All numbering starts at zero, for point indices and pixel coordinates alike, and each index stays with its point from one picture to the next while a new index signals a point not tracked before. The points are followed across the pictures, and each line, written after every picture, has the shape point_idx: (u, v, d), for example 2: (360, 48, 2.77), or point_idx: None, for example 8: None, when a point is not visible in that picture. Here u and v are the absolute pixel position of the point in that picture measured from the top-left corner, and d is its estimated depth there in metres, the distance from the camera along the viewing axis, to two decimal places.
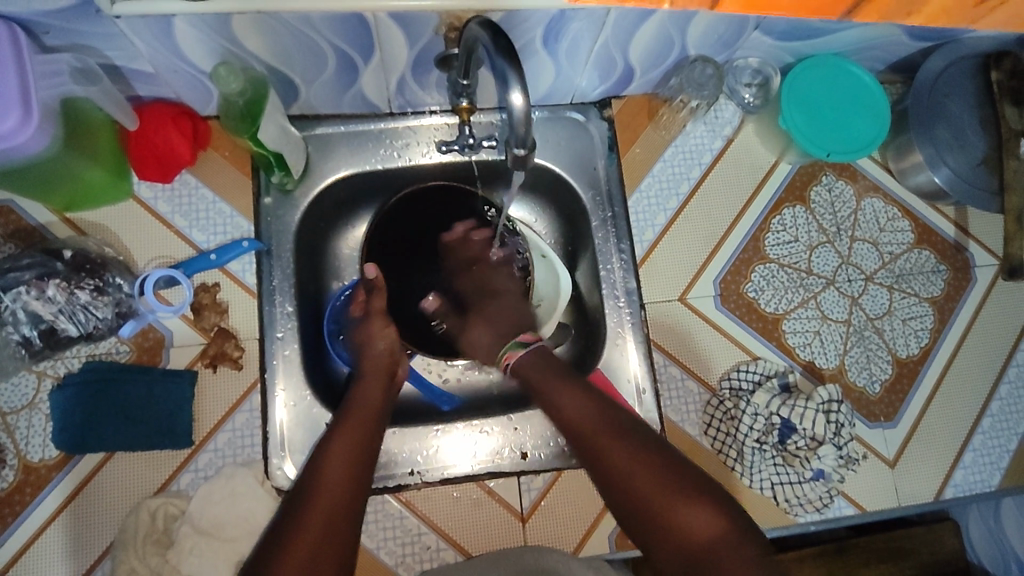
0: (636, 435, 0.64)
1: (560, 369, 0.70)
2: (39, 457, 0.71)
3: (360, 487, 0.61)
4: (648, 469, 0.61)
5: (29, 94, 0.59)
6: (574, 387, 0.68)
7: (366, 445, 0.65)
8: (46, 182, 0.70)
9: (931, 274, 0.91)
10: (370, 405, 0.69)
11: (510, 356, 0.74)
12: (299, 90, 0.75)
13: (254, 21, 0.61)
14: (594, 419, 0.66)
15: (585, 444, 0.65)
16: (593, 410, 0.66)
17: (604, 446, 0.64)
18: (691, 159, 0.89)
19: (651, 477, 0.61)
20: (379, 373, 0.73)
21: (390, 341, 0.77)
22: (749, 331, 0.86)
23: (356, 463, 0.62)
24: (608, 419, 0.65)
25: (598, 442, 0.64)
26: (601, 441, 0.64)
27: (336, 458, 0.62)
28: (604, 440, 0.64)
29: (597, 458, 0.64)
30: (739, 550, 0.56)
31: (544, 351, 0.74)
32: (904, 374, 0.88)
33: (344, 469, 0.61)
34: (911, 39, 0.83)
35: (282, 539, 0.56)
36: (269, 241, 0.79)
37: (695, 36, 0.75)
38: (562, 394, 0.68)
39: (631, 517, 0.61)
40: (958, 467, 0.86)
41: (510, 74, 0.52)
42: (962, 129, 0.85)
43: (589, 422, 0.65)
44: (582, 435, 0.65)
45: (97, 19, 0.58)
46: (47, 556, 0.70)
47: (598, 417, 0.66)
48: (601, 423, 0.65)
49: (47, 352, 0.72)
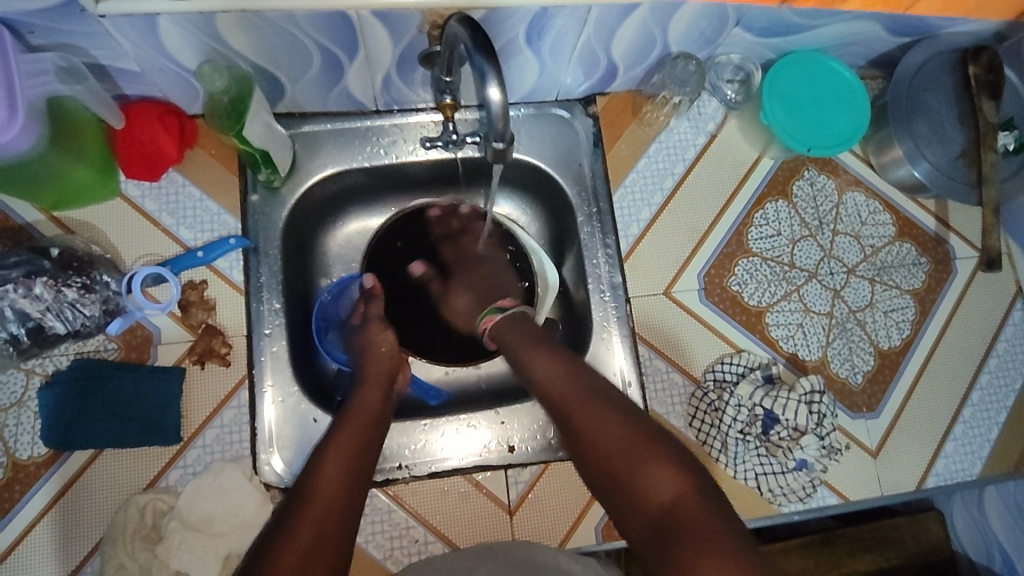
0: (605, 401, 0.65)
1: (538, 336, 0.73)
2: (27, 454, 0.72)
3: (357, 487, 0.62)
4: (614, 431, 0.62)
5: (15, 95, 0.60)
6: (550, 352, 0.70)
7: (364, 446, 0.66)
8: (32, 180, 0.70)
9: (912, 266, 0.92)
10: (370, 410, 0.70)
11: (488, 321, 0.79)
12: (285, 88, 0.76)
13: (238, 19, 0.61)
14: (565, 382, 0.67)
15: (557, 408, 0.66)
16: (567, 374, 0.68)
17: (574, 410, 0.65)
18: (675, 154, 0.90)
19: (617, 439, 0.61)
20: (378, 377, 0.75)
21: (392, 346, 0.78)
22: (734, 324, 0.87)
23: (357, 462, 0.64)
24: (581, 382, 0.67)
25: (568, 406, 0.66)
26: (570, 404, 0.65)
27: (334, 461, 0.63)
28: (575, 404, 0.65)
29: (568, 422, 0.65)
30: (700, 510, 0.56)
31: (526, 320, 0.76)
32: (886, 365, 0.89)
33: (339, 471, 0.62)
34: (890, 35, 0.84)
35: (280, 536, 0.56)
36: (256, 238, 0.79)
37: (676, 33, 0.77)
38: (538, 358, 0.70)
39: (599, 477, 0.62)
40: (940, 457, 0.87)
41: (489, 71, 0.53)
42: (941, 124, 0.86)
43: (560, 387, 0.67)
44: (553, 397, 0.67)
45: (81, 19, 0.59)
46: (37, 552, 0.70)
47: (570, 380, 0.67)
48: (573, 386, 0.67)
49: (35, 350, 0.73)
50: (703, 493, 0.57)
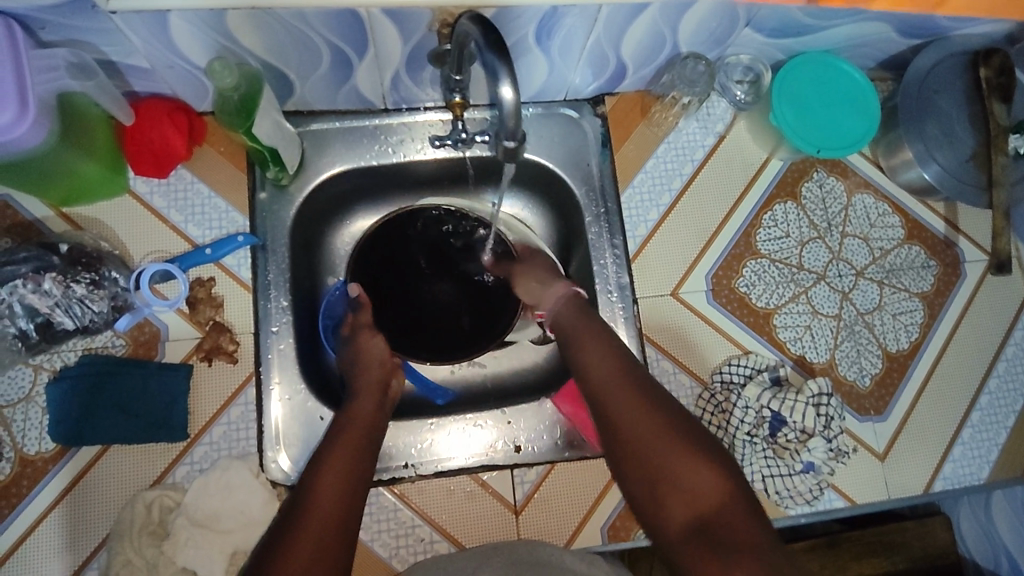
0: (654, 395, 0.65)
1: (591, 323, 0.73)
2: (35, 449, 0.72)
3: (355, 492, 0.62)
4: (660, 426, 0.62)
5: (26, 90, 0.60)
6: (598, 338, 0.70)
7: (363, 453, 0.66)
8: (42, 176, 0.70)
9: (921, 269, 0.92)
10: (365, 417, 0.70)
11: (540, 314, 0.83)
12: (294, 86, 0.76)
13: (248, 16, 0.61)
14: (613, 371, 0.67)
15: (601, 395, 0.66)
16: (614, 362, 0.68)
17: (619, 399, 0.65)
18: (683, 155, 0.90)
19: (665, 434, 0.62)
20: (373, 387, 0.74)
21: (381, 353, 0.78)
22: (742, 326, 0.87)
23: (356, 469, 0.64)
24: (630, 372, 0.67)
25: (614, 393, 0.65)
26: (619, 393, 0.65)
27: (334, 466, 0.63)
28: (625, 394, 0.65)
29: (610, 410, 0.65)
30: (740, 515, 0.57)
31: (579, 305, 0.76)
32: (894, 368, 0.89)
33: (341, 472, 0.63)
34: (901, 36, 0.83)
35: (280, 543, 0.57)
36: (264, 236, 0.79)
37: (686, 33, 0.76)
38: (590, 344, 0.70)
39: (633, 466, 0.62)
40: (948, 460, 0.87)
41: (501, 69, 0.52)
42: (951, 126, 0.86)
43: (610, 376, 0.67)
44: (597, 382, 0.67)
45: (92, 15, 0.59)
46: (45, 547, 0.70)
47: (619, 369, 0.67)
48: (623, 376, 0.67)
49: (44, 346, 0.73)
50: (742, 496, 0.59)
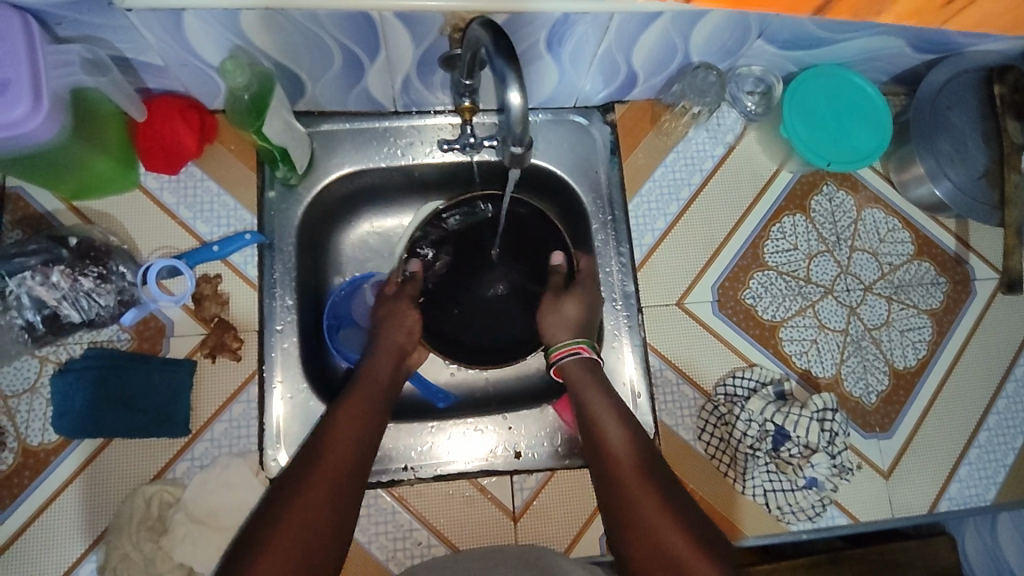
0: (665, 487, 0.66)
1: (608, 394, 0.74)
2: (38, 440, 0.72)
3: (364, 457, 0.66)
4: (672, 522, 0.63)
5: (40, 85, 0.60)
6: (616, 415, 0.72)
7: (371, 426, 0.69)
8: (54, 171, 0.71)
9: (930, 286, 0.91)
10: (360, 404, 0.70)
11: (576, 350, 0.75)
12: (306, 86, 0.77)
13: (261, 16, 0.62)
14: (630, 460, 0.68)
15: (614, 481, 0.67)
16: (628, 442, 0.70)
17: (630, 477, 0.67)
18: (692, 165, 0.90)
19: (673, 529, 0.63)
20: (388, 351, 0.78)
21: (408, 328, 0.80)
22: (747, 338, 0.86)
23: (341, 486, 0.63)
24: (642, 454, 0.69)
25: (631, 482, 0.66)
26: (632, 483, 0.66)
27: (322, 471, 0.63)
28: (638, 484, 0.66)
29: (623, 498, 0.66)
30: None
31: (599, 378, 0.75)
32: (901, 386, 0.88)
33: (331, 474, 0.63)
34: (915, 51, 0.83)
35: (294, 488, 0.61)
36: (272, 234, 0.80)
37: (698, 43, 0.76)
38: (610, 430, 0.71)
39: (642, 557, 0.62)
40: (953, 480, 0.86)
41: (510, 75, 0.52)
42: (964, 142, 0.85)
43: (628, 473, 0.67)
44: (610, 460, 0.69)
45: (108, 11, 0.60)
46: (43, 539, 0.71)
47: (632, 449, 0.69)
48: (638, 465, 0.68)
49: (50, 338, 0.73)
50: None
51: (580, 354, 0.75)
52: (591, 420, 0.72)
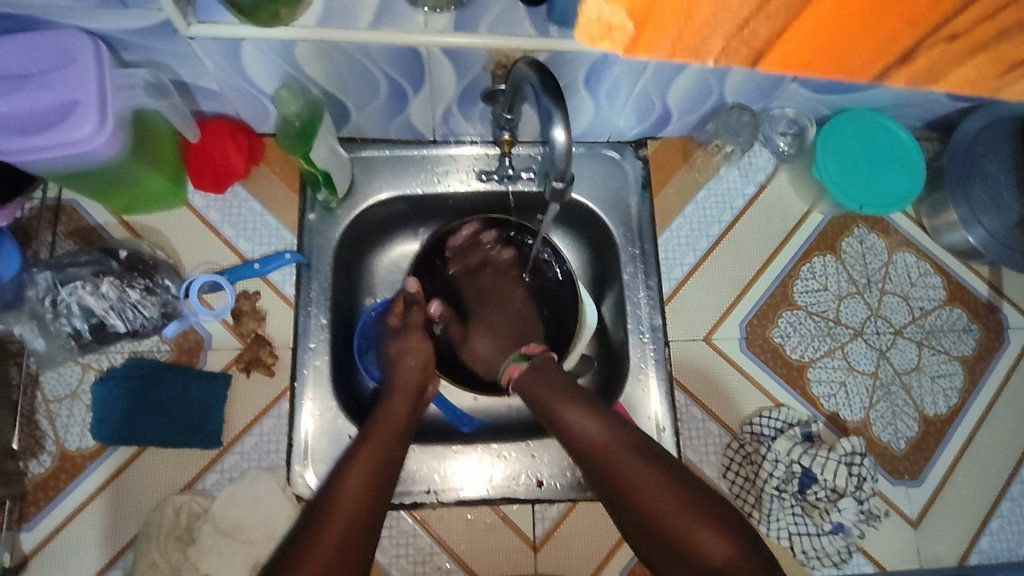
0: (652, 465, 0.64)
1: (568, 388, 0.71)
2: (76, 445, 0.74)
3: (376, 505, 0.64)
4: (664, 489, 0.62)
5: (106, 105, 0.63)
6: (581, 404, 0.68)
7: (385, 472, 0.66)
8: (111, 185, 0.74)
9: (962, 332, 0.90)
10: (393, 427, 0.70)
11: (513, 369, 0.76)
12: (351, 114, 0.80)
13: (315, 48, 0.65)
14: (608, 434, 0.66)
15: (600, 464, 0.65)
16: (602, 429, 0.67)
17: (614, 466, 0.64)
18: (723, 203, 0.91)
19: (665, 497, 0.62)
20: (405, 388, 0.74)
21: (422, 356, 0.78)
22: (775, 377, 0.86)
23: (367, 506, 0.63)
24: (622, 439, 0.66)
25: (614, 459, 0.65)
26: (618, 461, 0.65)
27: (349, 491, 0.64)
28: (621, 460, 0.65)
29: (613, 481, 0.64)
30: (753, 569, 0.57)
31: (556, 369, 0.74)
32: (930, 433, 0.86)
33: (358, 495, 0.64)
34: (949, 99, 0.83)
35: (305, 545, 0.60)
36: (310, 254, 0.82)
37: (733, 85, 0.78)
38: (575, 414, 0.68)
39: (646, 533, 0.62)
40: (984, 533, 0.84)
41: (556, 113, 0.55)
42: (999, 191, 0.85)
43: (610, 458, 0.65)
44: (590, 454, 0.66)
45: (173, 38, 0.63)
46: (74, 542, 0.72)
47: (608, 436, 0.66)
48: (619, 451, 0.65)
49: (94, 346, 0.76)
50: (747, 547, 0.59)
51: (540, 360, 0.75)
52: (559, 418, 0.69)
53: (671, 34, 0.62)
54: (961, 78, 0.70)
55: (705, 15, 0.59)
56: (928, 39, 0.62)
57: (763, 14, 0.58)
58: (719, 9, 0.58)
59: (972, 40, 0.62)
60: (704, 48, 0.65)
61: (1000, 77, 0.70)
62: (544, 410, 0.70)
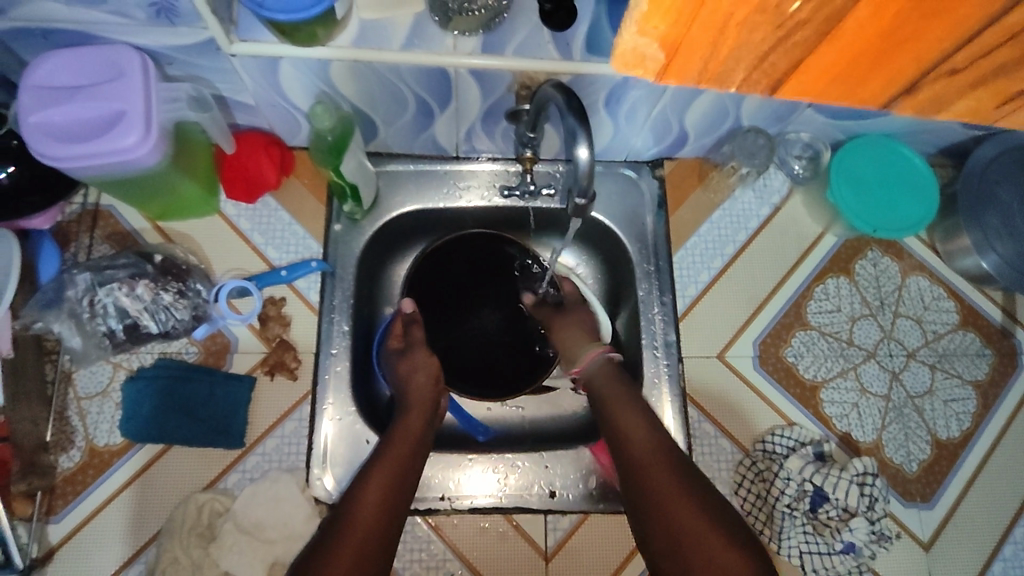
0: (688, 477, 0.66)
1: (629, 392, 0.73)
2: (104, 441, 0.77)
3: (393, 512, 0.65)
4: (691, 500, 0.63)
5: (151, 117, 0.66)
6: (635, 408, 0.71)
7: (402, 481, 0.68)
8: (148, 193, 0.77)
9: (975, 357, 0.90)
10: (410, 439, 0.72)
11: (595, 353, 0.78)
12: (379, 130, 0.83)
13: (349, 67, 0.68)
14: (649, 437, 0.69)
15: (635, 468, 0.67)
16: (648, 433, 0.69)
17: (651, 469, 0.66)
18: (738, 223, 0.92)
19: (692, 506, 0.63)
20: (421, 402, 0.76)
21: (432, 371, 0.79)
22: (787, 396, 0.87)
23: (388, 511, 0.65)
24: (667, 448, 0.68)
25: (651, 464, 0.67)
26: (655, 466, 0.66)
27: (370, 498, 0.65)
28: (658, 467, 0.66)
29: (644, 488, 0.66)
30: None
31: (619, 375, 0.76)
32: (943, 456, 0.87)
33: (378, 501, 0.65)
34: (962, 127, 0.85)
35: (325, 550, 0.61)
36: (335, 263, 0.84)
37: (749, 109, 0.80)
38: (626, 414, 0.71)
39: (660, 540, 0.63)
40: (997, 559, 0.84)
41: (581, 133, 0.57)
42: (1012, 218, 0.86)
43: (650, 459, 0.67)
44: (633, 453, 0.68)
45: (216, 55, 0.66)
46: (100, 536, 0.74)
47: (653, 441, 0.68)
48: (660, 456, 0.67)
49: (127, 345, 0.79)
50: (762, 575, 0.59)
51: (607, 358, 0.77)
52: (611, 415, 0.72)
53: (695, 66, 0.53)
54: (958, 107, 0.57)
55: (728, 50, 0.50)
56: (931, 70, 0.51)
57: (790, 44, 0.48)
58: (739, 43, 0.49)
59: (974, 71, 0.50)
60: (724, 77, 0.55)
61: (999, 107, 0.56)
62: (600, 405, 0.73)
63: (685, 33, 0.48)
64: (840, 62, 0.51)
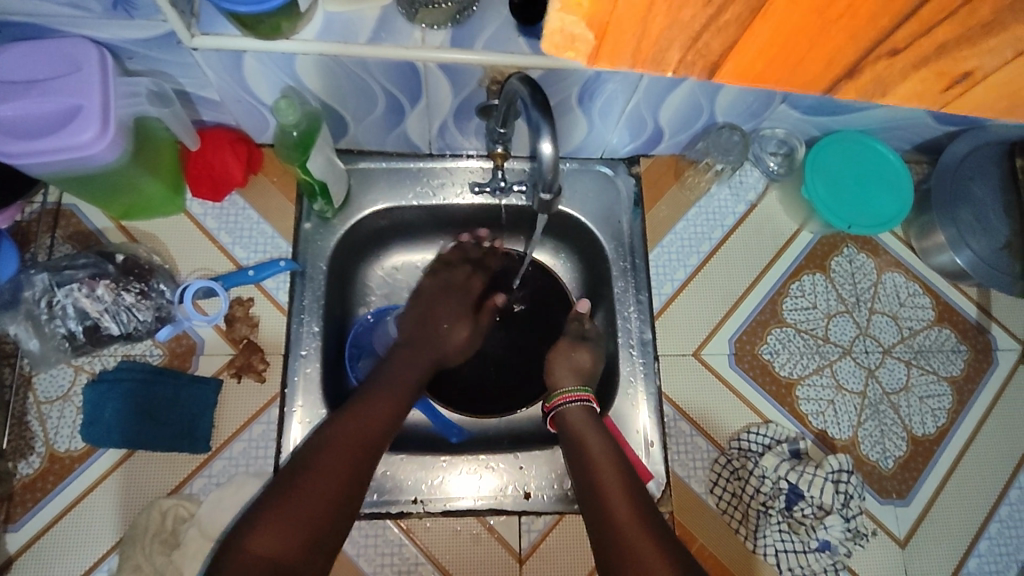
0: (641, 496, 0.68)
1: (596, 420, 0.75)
2: (65, 446, 0.75)
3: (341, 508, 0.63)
4: (648, 535, 0.63)
5: (109, 113, 0.64)
6: (600, 432, 0.74)
7: (360, 468, 0.66)
8: (111, 192, 0.76)
9: (950, 353, 0.91)
10: (374, 427, 0.69)
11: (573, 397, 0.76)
12: (349, 126, 0.81)
13: (316, 62, 0.66)
14: (614, 469, 0.70)
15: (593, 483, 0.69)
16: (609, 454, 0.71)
17: (608, 485, 0.68)
18: (713, 220, 0.92)
19: (648, 540, 0.63)
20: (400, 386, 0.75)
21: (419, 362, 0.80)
22: (763, 394, 0.87)
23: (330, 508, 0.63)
24: (626, 470, 0.70)
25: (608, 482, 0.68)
26: (617, 497, 0.67)
27: (314, 480, 0.63)
28: (619, 498, 0.67)
29: (604, 515, 0.66)
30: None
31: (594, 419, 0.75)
32: (918, 453, 0.87)
33: (327, 487, 0.63)
34: (937, 123, 0.85)
35: (253, 524, 0.59)
36: (305, 262, 0.83)
37: (723, 105, 0.80)
38: (595, 443, 0.72)
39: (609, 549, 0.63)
40: (972, 554, 0.84)
41: (544, 128, 0.56)
42: (986, 213, 0.86)
43: (609, 477, 0.69)
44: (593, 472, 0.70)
45: (177, 48, 0.64)
46: (58, 544, 0.72)
47: (614, 462, 0.71)
48: (621, 476, 0.69)
49: (87, 348, 0.77)
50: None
51: (588, 404, 0.76)
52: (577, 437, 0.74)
53: (628, 48, 0.39)
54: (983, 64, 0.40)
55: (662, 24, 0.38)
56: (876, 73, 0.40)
57: (722, 24, 0.37)
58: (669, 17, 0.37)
59: (919, 52, 0.38)
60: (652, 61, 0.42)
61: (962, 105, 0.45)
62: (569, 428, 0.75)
63: (610, 9, 0.36)
64: (775, 45, 0.38)
